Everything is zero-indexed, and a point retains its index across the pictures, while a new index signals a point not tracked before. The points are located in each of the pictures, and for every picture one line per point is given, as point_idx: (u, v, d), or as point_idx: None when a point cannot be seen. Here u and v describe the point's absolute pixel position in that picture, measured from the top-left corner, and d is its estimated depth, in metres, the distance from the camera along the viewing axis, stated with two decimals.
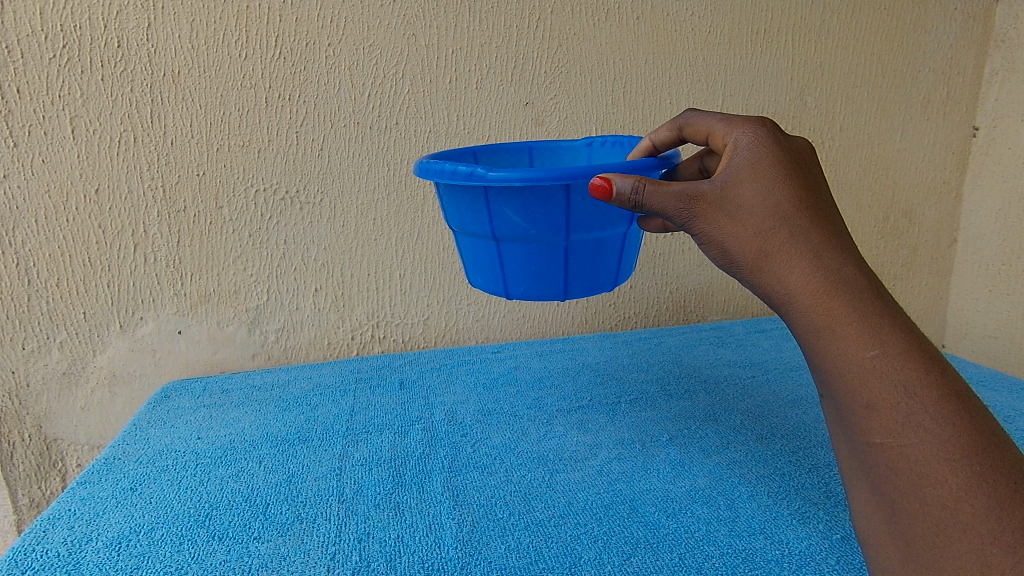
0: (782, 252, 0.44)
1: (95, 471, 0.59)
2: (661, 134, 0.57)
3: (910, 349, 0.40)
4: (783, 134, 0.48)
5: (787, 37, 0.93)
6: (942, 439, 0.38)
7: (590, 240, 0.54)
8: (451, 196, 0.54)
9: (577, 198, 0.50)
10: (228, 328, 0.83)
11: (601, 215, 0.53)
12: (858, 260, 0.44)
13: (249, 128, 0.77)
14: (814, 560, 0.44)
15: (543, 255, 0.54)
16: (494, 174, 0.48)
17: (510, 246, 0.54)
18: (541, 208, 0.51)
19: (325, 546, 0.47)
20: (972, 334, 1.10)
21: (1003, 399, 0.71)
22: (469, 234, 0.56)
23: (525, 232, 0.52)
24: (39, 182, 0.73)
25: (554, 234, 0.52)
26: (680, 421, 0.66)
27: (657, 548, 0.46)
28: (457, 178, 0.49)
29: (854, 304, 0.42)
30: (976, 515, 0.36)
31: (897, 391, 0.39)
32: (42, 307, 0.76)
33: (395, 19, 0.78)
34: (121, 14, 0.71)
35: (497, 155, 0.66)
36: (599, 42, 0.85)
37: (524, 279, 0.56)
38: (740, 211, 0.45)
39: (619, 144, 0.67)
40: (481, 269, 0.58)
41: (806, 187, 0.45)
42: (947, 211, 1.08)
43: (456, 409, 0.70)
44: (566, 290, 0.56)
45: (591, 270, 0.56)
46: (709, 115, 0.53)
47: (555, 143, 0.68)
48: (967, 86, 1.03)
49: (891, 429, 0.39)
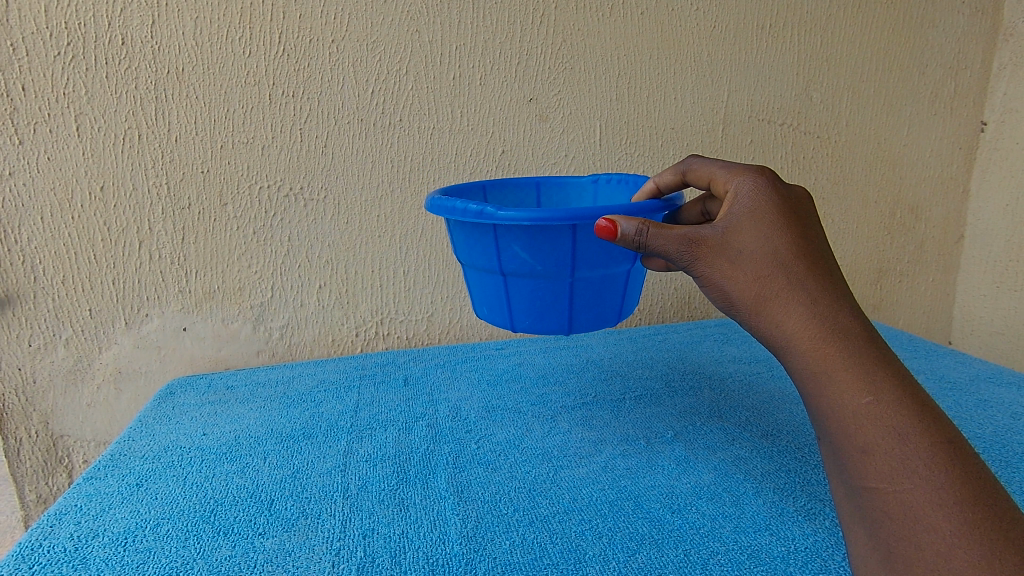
0: (781, 297, 0.45)
1: (101, 466, 0.59)
2: (664, 178, 0.57)
3: (905, 396, 0.40)
4: (781, 183, 0.49)
5: (793, 32, 0.92)
6: (936, 486, 0.37)
7: (595, 276, 0.54)
8: (461, 231, 0.54)
9: (584, 237, 0.50)
10: (232, 324, 0.84)
11: (607, 254, 0.52)
12: (855, 308, 0.45)
13: (253, 125, 0.77)
14: (819, 556, 0.44)
15: (549, 290, 0.54)
16: (504, 213, 0.48)
17: (517, 281, 0.54)
18: (548, 246, 0.51)
19: (330, 541, 0.47)
20: (979, 331, 1.09)
21: (1009, 395, 0.70)
22: (477, 268, 0.56)
23: (531, 267, 0.52)
24: (45, 180, 0.73)
25: (560, 270, 0.52)
26: (684, 418, 0.66)
27: (662, 545, 0.46)
28: (467, 215, 0.50)
29: (850, 349, 0.42)
30: (970, 561, 0.34)
31: (891, 437, 0.39)
32: (48, 304, 0.77)
33: (398, 15, 0.78)
34: (126, 11, 0.71)
35: (505, 189, 0.68)
36: (604, 37, 0.85)
37: (529, 313, 0.55)
38: (740, 257, 0.46)
39: (624, 182, 0.68)
40: (487, 301, 0.58)
41: (803, 235, 0.46)
42: (954, 206, 1.07)
43: (460, 406, 0.70)
44: (571, 325, 0.56)
45: (596, 306, 0.56)
46: (710, 162, 0.54)
47: (562, 180, 0.70)
48: (974, 81, 1.02)
49: (886, 474, 0.38)
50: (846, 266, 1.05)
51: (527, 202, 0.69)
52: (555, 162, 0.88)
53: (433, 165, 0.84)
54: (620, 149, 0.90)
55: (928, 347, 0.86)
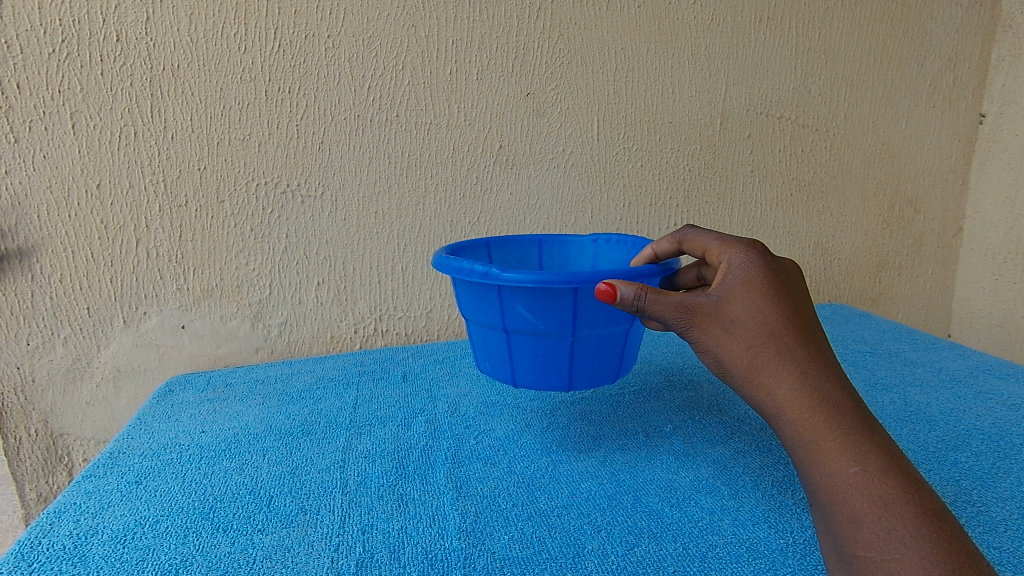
0: (771, 365, 0.45)
1: (100, 463, 0.59)
2: (662, 246, 0.57)
3: (892, 468, 0.40)
4: (773, 255, 0.50)
5: (790, 24, 0.92)
6: (922, 558, 0.35)
7: (596, 335, 0.53)
8: (466, 290, 0.55)
9: (585, 298, 0.51)
10: (231, 322, 0.83)
11: (608, 314, 0.52)
12: (846, 378, 0.45)
13: (249, 122, 0.77)
14: (818, 548, 0.44)
15: (551, 348, 0.53)
16: (509, 275, 0.49)
17: (520, 339, 0.54)
18: (550, 306, 0.51)
19: (329, 537, 0.47)
20: (978, 323, 1.09)
21: (1008, 387, 0.70)
22: (481, 325, 0.56)
23: (534, 327, 0.52)
24: (41, 178, 0.73)
25: (562, 330, 0.52)
26: (683, 412, 0.66)
27: (661, 538, 0.46)
28: (473, 276, 0.51)
29: (841, 421, 0.42)
30: None
31: (877, 507, 0.38)
32: (46, 303, 0.77)
33: (394, 10, 0.78)
34: (120, 7, 0.71)
35: (510, 247, 0.70)
36: (601, 31, 0.85)
37: (531, 370, 0.55)
38: (733, 326, 0.47)
39: (622, 243, 0.68)
40: (490, 357, 0.58)
41: (794, 308, 0.47)
42: (953, 198, 1.07)
43: (459, 401, 0.70)
44: (572, 383, 0.55)
45: (597, 364, 0.55)
46: (705, 233, 0.54)
47: (563, 237, 0.71)
48: (973, 73, 1.02)
49: (875, 542, 0.37)
50: (845, 260, 1.05)
51: (529, 259, 0.71)
52: (553, 156, 0.88)
53: (430, 161, 0.84)
54: (618, 144, 0.90)
55: (927, 340, 0.86)
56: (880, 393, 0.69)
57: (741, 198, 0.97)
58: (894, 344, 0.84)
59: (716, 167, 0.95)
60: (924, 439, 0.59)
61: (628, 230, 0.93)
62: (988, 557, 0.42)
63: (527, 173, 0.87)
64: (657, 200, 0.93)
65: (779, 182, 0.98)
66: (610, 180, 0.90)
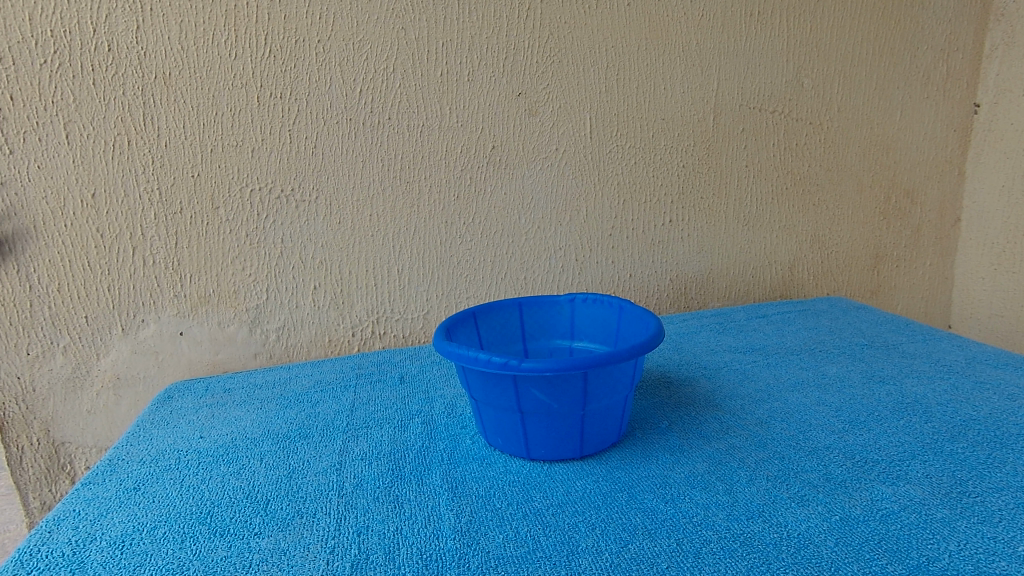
0: None
1: (99, 471, 0.60)
2: None
3: None
4: None
5: (780, 18, 0.92)
6: None
7: (603, 406, 0.56)
8: (476, 377, 0.56)
9: (594, 378, 0.54)
10: (229, 328, 0.84)
11: (613, 386, 0.55)
12: None
13: (241, 129, 0.78)
14: (813, 542, 0.44)
15: (564, 424, 0.56)
16: (529, 363, 0.51)
17: (534, 419, 0.55)
18: (564, 386, 0.53)
19: (324, 540, 0.47)
20: (979, 314, 1.08)
21: (1007, 376, 0.70)
22: (493, 406, 0.57)
23: (548, 406, 0.54)
24: (36, 188, 0.73)
25: (574, 406, 0.55)
26: (679, 409, 0.66)
27: (655, 534, 0.46)
28: (491, 367, 0.52)
29: None
30: None
31: None
32: (44, 312, 0.77)
33: (384, 14, 0.78)
34: (111, 17, 0.71)
35: (492, 314, 0.72)
36: (591, 30, 0.85)
37: (545, 443, 0.57)
38: None
39: (600, 301, 0.74)
40: (501, 433, 0.58)
41: None
42: (949, 188, 1.07)
43: (455, 402, 0.70)
44: (583, 450, 0.57)
45: (604, 432, 0.58)
46: None
47: (540, 299, 0.74)
48: (966, 63, 1.02)
49: None
50: (842, 253, 1.05)
51: (510, 323, 0.74)
52: (546, 155, 0.88)
53: (422, 163, 0.84)
54: (611, 142, 0.90)
55: (924, 330, 0.85)
56: (877, 385, 0.69)
57: (736, 192, 0.97)
58: (892, 335, 0.84)
59: (711, 162, 0.94)
60: (921, 431, 0.59)
61: (623, 228, 0.93)
62: (984, 547, 0.42)
63: (522, 173, 0.87)
64: (652, 196, 0.93)
65: (774, 176, 0.98)
66: (605, 177, 0.90)
